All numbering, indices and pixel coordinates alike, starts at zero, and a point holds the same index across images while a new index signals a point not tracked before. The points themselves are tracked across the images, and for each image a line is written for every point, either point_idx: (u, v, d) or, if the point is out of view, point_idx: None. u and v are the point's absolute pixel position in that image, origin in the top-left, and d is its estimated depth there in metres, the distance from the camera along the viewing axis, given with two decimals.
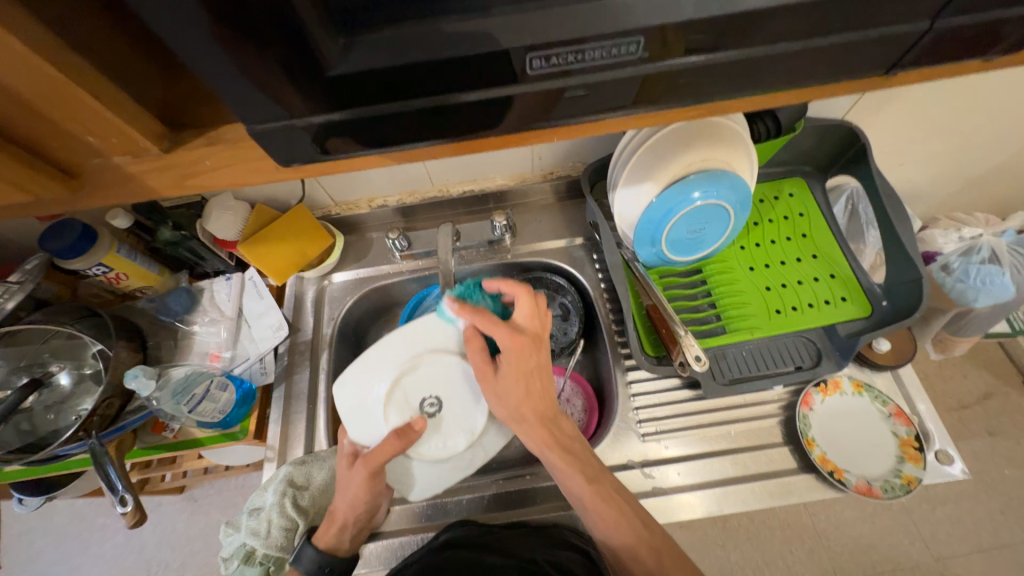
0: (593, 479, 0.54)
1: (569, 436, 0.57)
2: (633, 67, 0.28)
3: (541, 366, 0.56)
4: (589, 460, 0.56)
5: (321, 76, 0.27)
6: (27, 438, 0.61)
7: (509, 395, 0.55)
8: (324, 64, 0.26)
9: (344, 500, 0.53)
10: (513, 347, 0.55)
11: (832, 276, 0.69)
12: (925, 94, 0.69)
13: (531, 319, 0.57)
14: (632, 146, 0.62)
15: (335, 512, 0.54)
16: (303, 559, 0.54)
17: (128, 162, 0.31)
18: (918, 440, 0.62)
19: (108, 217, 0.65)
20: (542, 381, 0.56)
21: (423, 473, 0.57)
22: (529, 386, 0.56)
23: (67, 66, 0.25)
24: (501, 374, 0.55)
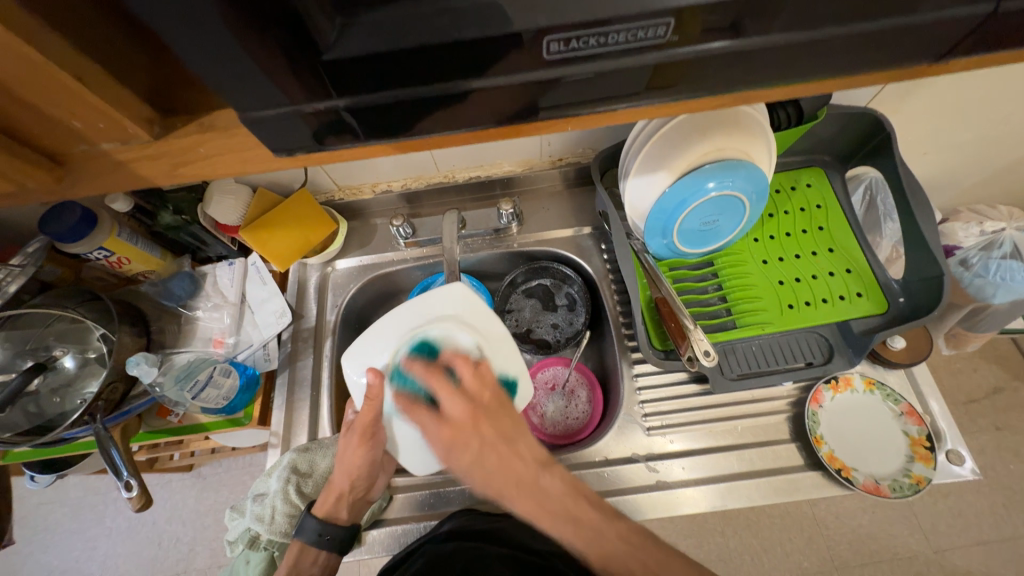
0: (592, 539, 0.45)
1: (552, 500, 0.47)
2: (658, 52, 0.26)
3: (486, 440, 0.48)
4: (582, 519, 0.46)
5: (315, 61, 0.25)
6: (36, 420, 0.62)
7: (475, 471, 0.48)
8: (319, 46, 0.25)
9: (342, 469, 0.55)
10: (450, 442, 0.48)
11: (849, 271, 0.67)
12: (958, 80, 0.65)
13: (453, 402, 0.49)
14: (645, 133, 0.60)
15: (333, 482, 0.56)
16: (304, 531, 0.56)
17: (114, 147, 0.30)
18: (929, 439, 0.61)
19: (107, 200, 0.62)
20: (498, 454, 0.48)
21: (415, 445, 0.55)
22: (482, 465, 0.48)
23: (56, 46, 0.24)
24: (455, 458, 0.49)
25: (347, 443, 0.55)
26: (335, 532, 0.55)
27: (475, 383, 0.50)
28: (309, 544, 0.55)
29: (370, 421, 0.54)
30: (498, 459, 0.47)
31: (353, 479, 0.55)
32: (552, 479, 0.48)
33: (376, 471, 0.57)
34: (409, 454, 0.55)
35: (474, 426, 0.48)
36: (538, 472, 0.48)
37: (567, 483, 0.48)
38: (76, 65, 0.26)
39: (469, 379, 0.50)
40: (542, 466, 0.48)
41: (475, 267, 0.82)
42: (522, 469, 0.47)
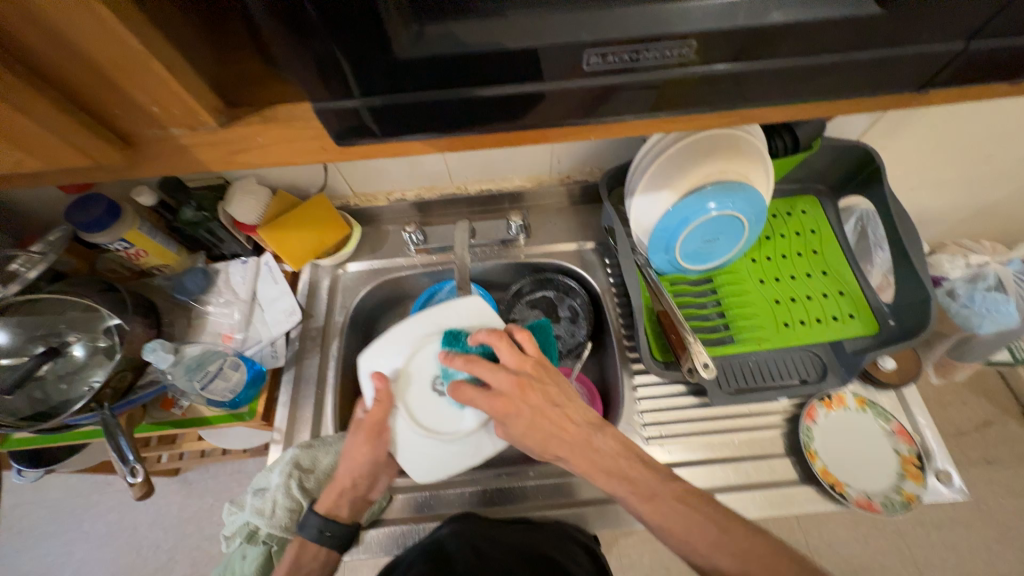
0: (648, 496, 0.48)
1: (606, 456, 0.51)
2: (680, 68, 0.28)
3: (541, 407, 0.52)
4: (635, 474, 0.50)
5: (386, 61, 0.26)
6: (39, 407, 0.62)
7: (530, 435, 0.52)
8: (393, 45, 0.26)
9: (347, 463, 0.55)
10: (506, 411, 0.52)
11: (841, 293, 0.70)
12: (942, 119, 0.70)
13: (513, 367, 0.53)
14: (652, 154, 0.63)
15: (337, 477, 0.55)
16: (307, 528, 0.54)
17: (184, 135, 0.29)
18: (919, 458, 0.62)
19: (133, 193, 0.66)
20: (549, 418, 0.52)
21: (421, 448, 0.56)
22: (536, 428, 0.52)
23: (152, 43, 0.25)
24: (511, 427, 0.53)
25: (360, 433, 0.56)
26: (338, 529, 0.55)
27: (518, 360, 0.54)
28: (311, 541, 0.54)
29: (379, 420, 0.55)
30: (550, 422, 0.52)
31: (357, 475, 0.55)
32: (606, 436, 0.52)
33: (381, 469, 0.57)
34: (417, 457, 0.56)
35: (525, 395, 0.52)
36: (590, 432, 0.52)
37: (619, 441, 0.52)
38: (164, 51, 0.25)
39: (511, 357, 0.54)
40: (592, 427, 0.52)
41: (482, 276, 0.85)
42: (573, 429, 0.52)
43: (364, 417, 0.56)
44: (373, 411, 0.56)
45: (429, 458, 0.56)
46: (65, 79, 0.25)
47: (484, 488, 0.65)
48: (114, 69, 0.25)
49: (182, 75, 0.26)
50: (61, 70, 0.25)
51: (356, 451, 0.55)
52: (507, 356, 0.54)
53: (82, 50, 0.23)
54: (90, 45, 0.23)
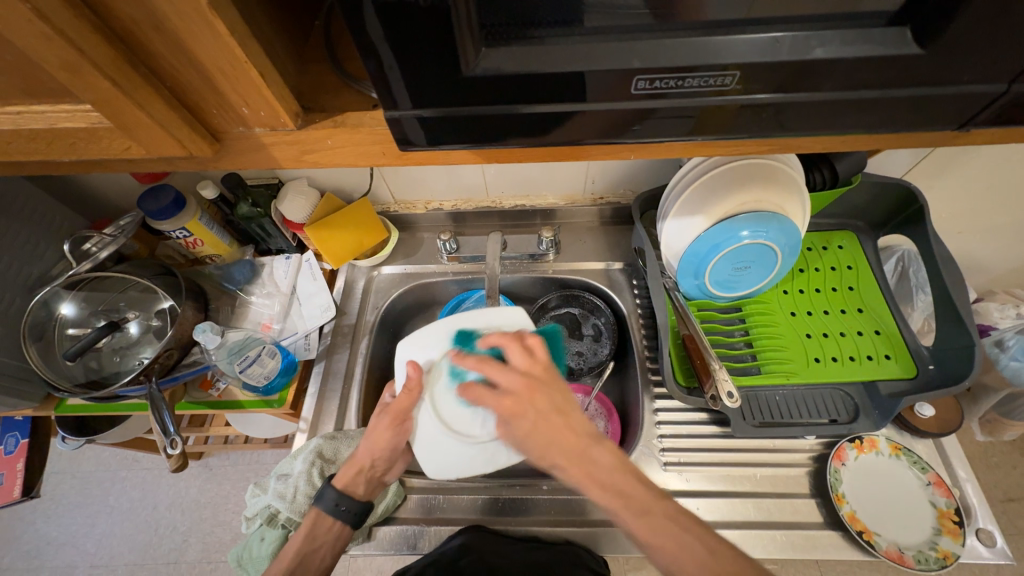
0: (641, 510, 0.45)
1: (603, 470, 0.47)
2: (722, 96, 0.30)
3: (548, 409, 0.50)
4: (637, 489, 0.46)
5: (455, 77, 0.29)
6: (92, 375, 0.67)
7: (529, 439, 0.50)
8: (462, 65, 0.28)
9: (368, 443, 0.57)
10: (511, 412, 0.51)
11: (877, 332, 0.68)
12: (994, 162, 0.68)
13: (524, 366, 0.53)
14: (687, 179, 0.64)
15: (357, 454, 0.57)
16: (324, 500, 0.56)
17: (265, 134, 0.33)
18: (958, 513, 0.59)
19: (199, 187, 0.71)
20: (551, 425, 0.49)
21: (439, 445, 0.56)
22: (539, 433, 0.50)
23: (253, 53, 0.28)
24: (513, 426, 0.51)
25: (375, 428, 0.57)
26: (352, 505, 0.56)
27: (528, 368, 0.53)
28: (328, 514, 0.56)
29: (406, 408, 0.56)
30: (552, 429, 0.49)
31: (376, 457, 0.57)
32: (606, 448, 0.48)
33: (398, 455, 0.59)
34: (435, 453, 0.56)
35: (531, 396, 0.51)
36: (586, 444, 0.49)
37: (619, 458, 0.48)
38: (260, 60, 0.29)
39: (520, 359, 0.53)
40: (592, 438, 0.49)
41: (510, 288, 0.87)
42: (573, 436, 0.49)
43: (391, 402, 0.57)
44: (400, 398, 0.56)
45: (447, 455, 0.56)
46: (177, 80, 0.29)
47: (497, 496, 0.65)
48: (220, 71, 0.28)
49: (272, 82, 0.30)
50: (176, 73, 0.29)
51: (376, 435, 0.57)
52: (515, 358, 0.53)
53: (197, 55, 0.27)
54: (205, 54, 0.27)
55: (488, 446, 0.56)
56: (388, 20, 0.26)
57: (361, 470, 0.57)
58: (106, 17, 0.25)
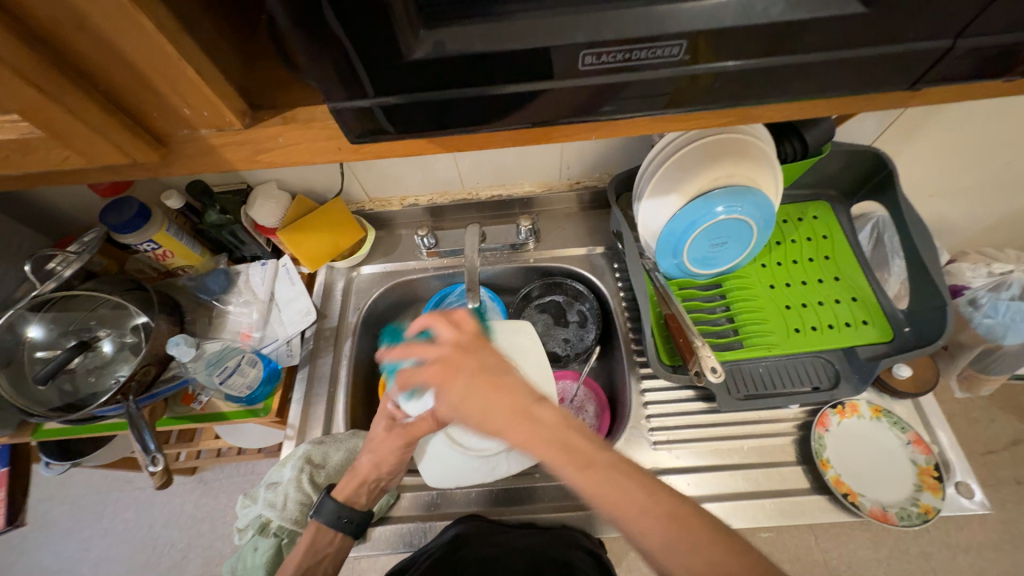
0: (584, 464, 0.41)
1: (538, 443, 0.42)
2: (673, 69, 0.29)
3: (488, 368, 0.47)
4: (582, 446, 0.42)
5: (399, 63, 0.28)
6: (68, 398, 0.65)
7: (465, 414, 0.45)
8: (403, 49, 0.27)
9: (373, 456, 0.58)
10: (451, 398, 0.46)
11: (854, 299, 0.69)
12: (958, 123, 0.69)
13: (451, 333, 0.49)
14: (659, 159, 0.64)
15: (360, 465, 0.58)
16: (323, 512, 0.56)
17: (213, 135, 0.32)
18: (937, 469, 0.61)
19: (162, 197, 0.69)
20: (484, 387, 0.45)
21: (444, 456, 0.61)
22: (475, 397, 0.45)
23: (184, 48, 0.27)
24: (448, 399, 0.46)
25: (384, 443, 0.57)
26: (355, 515, 0.56)
27: (449, 347, 0.48)
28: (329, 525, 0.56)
29: (424, 435, 0.57)
30: (489, 388, 0.45)
31: (379, 471, 0.58)
32: (542, 420, 0.44)
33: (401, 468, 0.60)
34: (438, 461, 0.61)
35: (454, 369, 0.47)
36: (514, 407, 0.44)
37: (552, 424, 0.43)
38: (195, 54, 0.28)
39: (446, 330, 0.49)
40: (532, 398, 0.45)
41: (492, 280, 0.86)
42: (511, 400, 0.44)
43: (408, 424, 0.57)
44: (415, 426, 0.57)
45: (447, 466, 0.62)
46: (111, 82, 0.28)
47: (491, 488, 0.65)
48: (153, 70, 0.27)
49: (213, 80, 0.29)
50: (109, 75, 0.27)
51: (386, 457, 0.57)
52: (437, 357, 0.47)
53: (126, 54, 0.26)
54: (134, 53, 0.26)
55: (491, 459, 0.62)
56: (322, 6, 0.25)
57: (365, 480, 0.58)
58: (22, 17, 0.24)
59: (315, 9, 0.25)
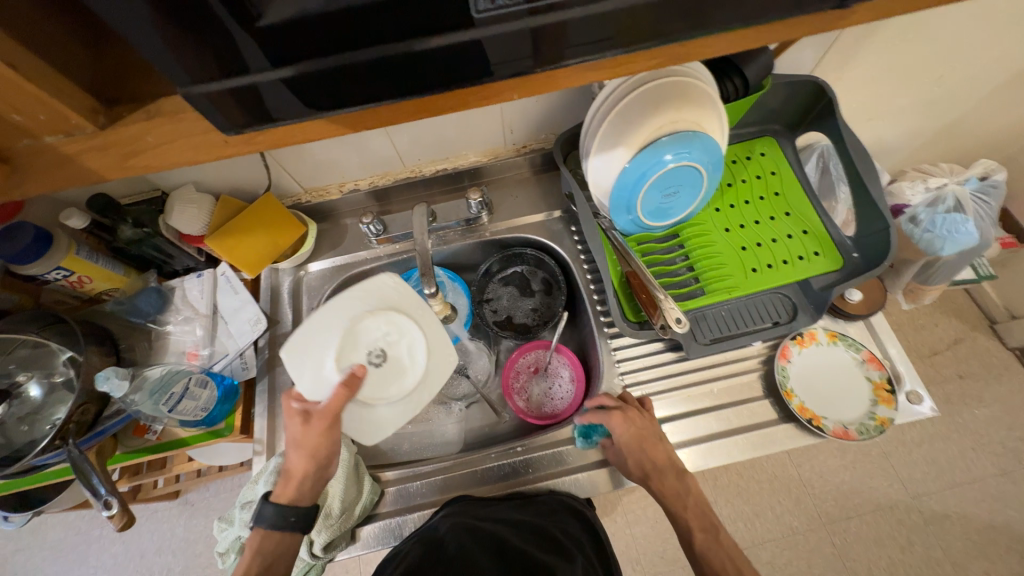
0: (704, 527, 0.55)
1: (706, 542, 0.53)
2: (582, 6, 0.26)
3: (654, 433, 0.59)
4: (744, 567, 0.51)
5: (252, 28, 0.24)
6: (3, 452, 0.58)
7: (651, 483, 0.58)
8: (254, 11, 0.23)
9: (302, 452, 0.50)
10: (642, 454, 0.58)
11: (805, 232, 0.70)
12: (892, 42, 0.68)
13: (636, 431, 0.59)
14: (603, 110, 0.61)
15: (293, 467, 0.52)
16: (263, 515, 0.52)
17: (61, 142, 0.28)
18: (889, 382, 0.64)
19: (62, 217, 0.61)
20: (653, 446, 0.58)
21: (365, 413, 0.50)
22: (651, 459, 0.58)
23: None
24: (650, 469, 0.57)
25: (308, 436, 0.50)
26: (301, 515, 0.53)
27: (632, 420, 0.59)
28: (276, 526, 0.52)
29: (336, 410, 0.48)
30: (656, 445, 0.58)
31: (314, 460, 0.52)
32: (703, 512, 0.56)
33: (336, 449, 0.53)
34: (364, 427, 0.50)
35: (633, 422, 0.59)
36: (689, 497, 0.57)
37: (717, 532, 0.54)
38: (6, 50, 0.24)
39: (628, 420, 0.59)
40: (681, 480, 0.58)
41: (449, 259, 0.83)
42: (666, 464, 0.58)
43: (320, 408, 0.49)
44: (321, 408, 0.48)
45: (372, 423, 0.50)
46: None
47: (475, 468, 0.65)
48: None
49: (33, 73, 0.25)
50: None
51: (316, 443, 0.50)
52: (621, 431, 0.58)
53: None
54: None
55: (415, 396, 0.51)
56: None
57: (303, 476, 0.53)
58: None
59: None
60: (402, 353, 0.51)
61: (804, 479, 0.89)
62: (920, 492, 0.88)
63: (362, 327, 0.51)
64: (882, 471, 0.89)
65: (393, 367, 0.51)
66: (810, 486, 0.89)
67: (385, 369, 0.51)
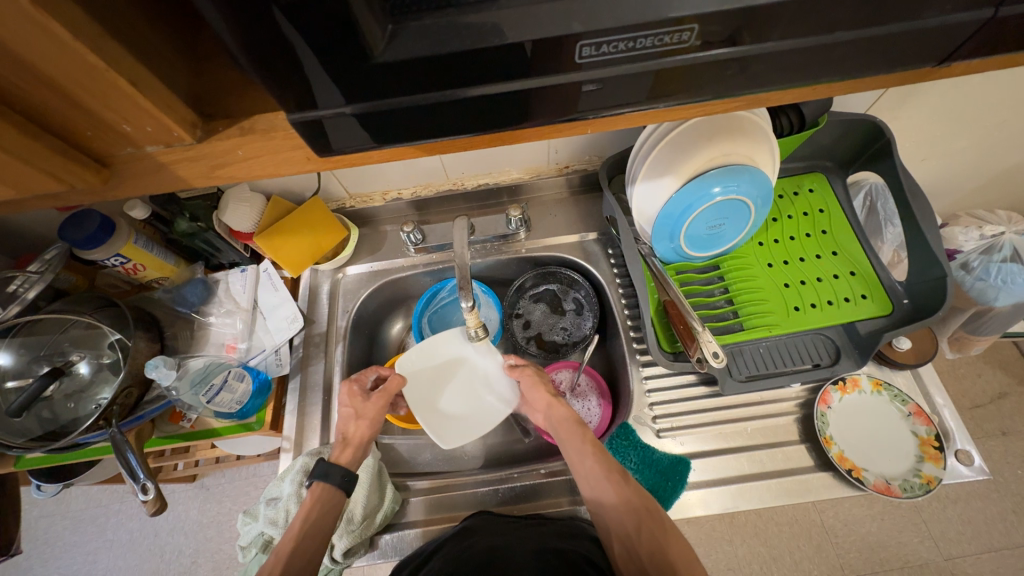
0: (596, 477, 0.54)
1: (587, 467, 0.55)
2: (677, 55, 0.27)
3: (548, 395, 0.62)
4: (623, 484, 0.54)
5: (365, 66, 0.25)
6: (49, 426, 0.60)
7: (552, 429, 0.61)
8: (370, 51, 0.24)
9: (362, 421, 0.62)
10: (545, 401, 0.62)
11: (853, 273, 0.68)
12: (957, 85, 0.66)
13: (534, 389, 0.63)
14: (654, 138, 0.61)
15: (350, 433, 0.61)
16: (332, 474, 0.56)
17: (160, 151, 0.30)
18: (938, 439, 0.61)
19: (126, 207, 0.64)
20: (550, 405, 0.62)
21: (424, 412, 0.63)
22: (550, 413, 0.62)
23: (112, 58, 0.25)
24: (549, 414, 0.62)
25: (369, 408, 0.63)
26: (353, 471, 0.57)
27: (532, 372, 0.65)
28: (336, 488, 0.56)
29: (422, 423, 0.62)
30: (550, 405, 0.62)
31: (353, 423, 0.62)
32: (590, 437, 0.58)
33: (367, 417, 0.62)
34: (413, 392, 0.65)
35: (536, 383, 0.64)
36: (577, 427, 0.59)
37: (596, 448, 0.57)
38: (128, 67, 0.26)
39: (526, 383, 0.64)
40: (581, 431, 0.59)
41: (483, 273, 0.83)
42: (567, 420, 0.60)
43: (380, 398, 0.63)
44: (382, 368, 0.68)
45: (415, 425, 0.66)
46: (30, 103, 0.26)
47: (497, 487, 0.65)
48: (80, 86, 0.25)
49: (149, 88, 0.27)
50: (26, 95, 0.26)
51: (378, 415, 0.62)
52: (527, 380, 0.64)
53: (49, 71, 0.24)
54: (50, 67, 0.24)
55: (434, 373, 0.66)
56: (264, 7, 0.21)
57: (361, 444, 0.61)
58: None
59: (259, 18, 0.22)
60: (477, 428, 0.63)
61: (827, 526, 0.82)
62: (954, 554, 0.80)
63: (481, 418, 0.64)
64: (912, 527, 0.81)
65: (460, 399, 0.65)
66: (834, 534, 0.82)
67: (459, 404, 0.64)
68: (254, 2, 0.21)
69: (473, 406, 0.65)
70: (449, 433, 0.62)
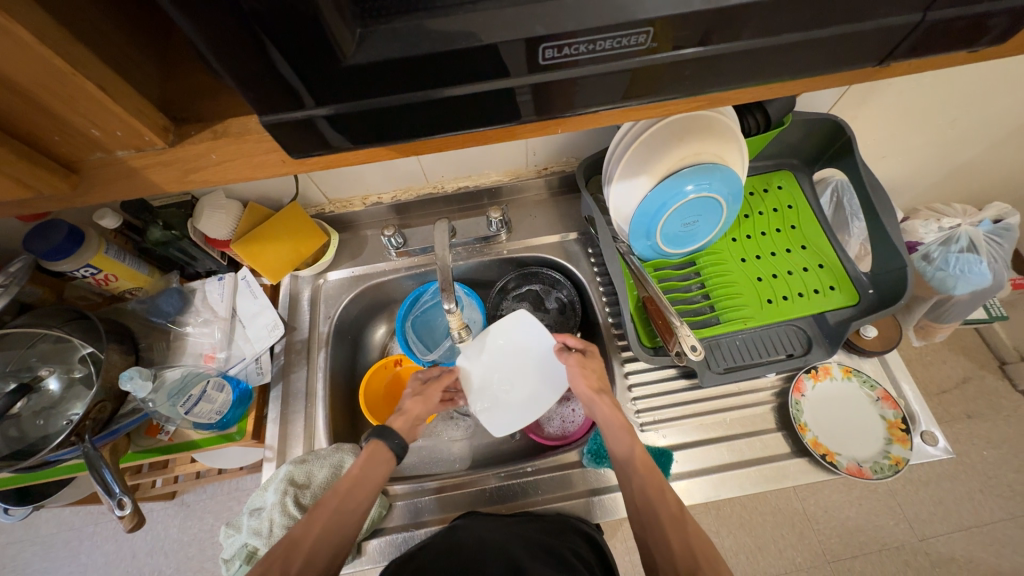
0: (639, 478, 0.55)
1: (634, 470, 0.56)
2: (636, 58, 0.28)
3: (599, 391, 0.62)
4: (664, 493, 0.54)
5: (335, 69, 0.25)
6: (16, 445, 0.57)
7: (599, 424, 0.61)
8: (338, 55, 0.25)
9: (420, 399, 0.66)
10: (590, 395, 0.62)
11: (821, 266, 0.71)
12: (910, 85, 0.70)
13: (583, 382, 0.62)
14: (628, 139, 0.62)
15: (408, 408, 0.65)
16: (387, 436, 0.61)
17: (131, 156, 0.30)
18: (904, 422, 0.64)
19: (96, 216, 0.62)
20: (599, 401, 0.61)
21: (478, 403, 0.67)
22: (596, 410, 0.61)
23: (78, 63, 0.25)
24: (594, 408, 0.61)
25: (428, 390, 0.67)
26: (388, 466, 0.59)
27: (580, 361, 0.64)
28: (390, 448, 0.60)
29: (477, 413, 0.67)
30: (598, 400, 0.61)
31: (412, 402, 0.66)
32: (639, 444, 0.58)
33: (426, 396, 0.67)
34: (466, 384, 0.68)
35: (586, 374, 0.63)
36: (629, 434, 0.58)
37: (647, 465, 0.56)
38: (95, 72, 0.26)
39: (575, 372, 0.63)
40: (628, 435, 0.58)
41: (466, 275, 0.84)
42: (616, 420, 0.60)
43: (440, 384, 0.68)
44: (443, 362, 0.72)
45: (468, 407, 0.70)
46: None
47: (484, 486, 0.65)
48: (46, 91, 0.25)
49: (117, 93, 0.27)
50: None
51: (434, 397, 0.67)
52: (572, 368, 0.64)
53: (13, 77, 0.24)
54: (14, 72, 0.24)
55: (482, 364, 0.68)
56: (231, 11, 0.22)
57: (415, 417, 0.65)
58: None
59: (226, 23, 0.22)
60: (530, 414, 0.67)
61: (808, 512, 0.84)
62: (928, 534, 0.84)
63: (531, 405, 0.67)
64: (888, 509, 0.84)
65: (510, 389, 0.67)
66: (814, 520, 0.84)
67: (509, 394, 0.67)
68: (222, 6, 0.21)
69: (523, 393, 0.67)
70: (503, 422, 0.67)
